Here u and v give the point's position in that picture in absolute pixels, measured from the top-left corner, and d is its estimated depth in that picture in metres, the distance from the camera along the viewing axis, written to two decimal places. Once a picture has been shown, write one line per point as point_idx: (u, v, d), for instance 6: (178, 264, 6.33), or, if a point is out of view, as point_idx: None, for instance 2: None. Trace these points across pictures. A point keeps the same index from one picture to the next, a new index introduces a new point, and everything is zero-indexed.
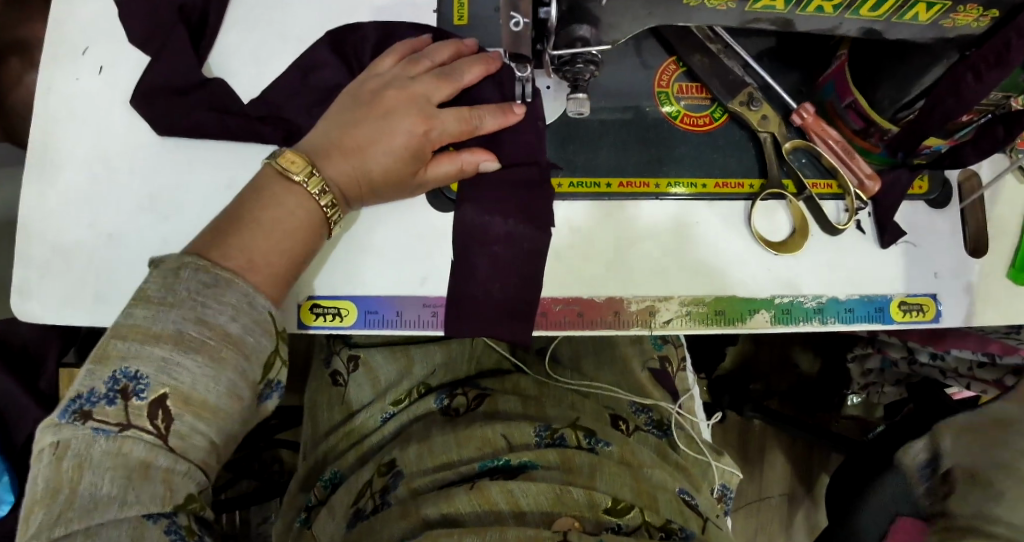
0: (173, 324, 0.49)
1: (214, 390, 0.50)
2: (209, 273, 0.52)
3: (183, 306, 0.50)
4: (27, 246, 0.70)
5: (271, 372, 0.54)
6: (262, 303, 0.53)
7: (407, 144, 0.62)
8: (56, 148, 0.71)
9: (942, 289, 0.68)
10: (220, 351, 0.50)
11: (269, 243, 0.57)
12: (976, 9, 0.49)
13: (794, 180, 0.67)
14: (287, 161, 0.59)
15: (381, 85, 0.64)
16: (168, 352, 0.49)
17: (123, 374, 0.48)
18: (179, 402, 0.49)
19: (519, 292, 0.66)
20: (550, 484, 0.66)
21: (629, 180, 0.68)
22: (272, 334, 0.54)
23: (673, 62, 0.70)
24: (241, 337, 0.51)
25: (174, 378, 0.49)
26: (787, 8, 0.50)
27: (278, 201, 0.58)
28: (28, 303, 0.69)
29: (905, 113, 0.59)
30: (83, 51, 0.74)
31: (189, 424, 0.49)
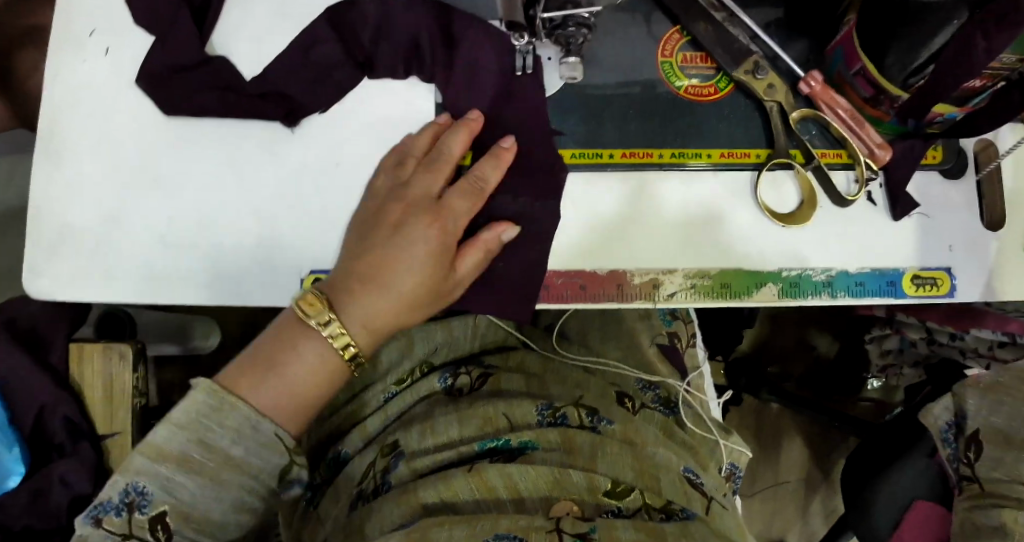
0: (179, 447, 0.56)
1: (220, 507, 0.57)
2: (218, 396, 0.57)
3: (192, 430, 0.56)
4: (36, 225, 0.71)
5: (289, 474, 0.60)
6: (268, 425, 0.58)
7: (430, 251, 0.61)
8: (64, 128, 0.72)
9: (956, 262, 0.66)
10: (219, 473, 0.56)
11: (293, 391, 0.59)
12: None
13: (802, 150, 0.66)
14: (305, 304, 0.59)
15: (378, 205, 0.64)
16: (170, 471, 0.56)
17: (132, 489, 0.55)
18: (178, 518, 0.56)
19: (517, 269, 0.65)
20: (548, 467, 0.66)
21: (633, 151, 0.67)
22: (285, 451, 0.59)
23: (677, 31, 0.69)
24: (245, 459, 0.57)
25: (173, 497, 0.56)
26: None
27: (297, 351, 0.59)
28: (38, 281, 0.70)
29: (915, 78, 0.57)
30: (88, 33, 0.74)
31: (190, 536, 0.56)
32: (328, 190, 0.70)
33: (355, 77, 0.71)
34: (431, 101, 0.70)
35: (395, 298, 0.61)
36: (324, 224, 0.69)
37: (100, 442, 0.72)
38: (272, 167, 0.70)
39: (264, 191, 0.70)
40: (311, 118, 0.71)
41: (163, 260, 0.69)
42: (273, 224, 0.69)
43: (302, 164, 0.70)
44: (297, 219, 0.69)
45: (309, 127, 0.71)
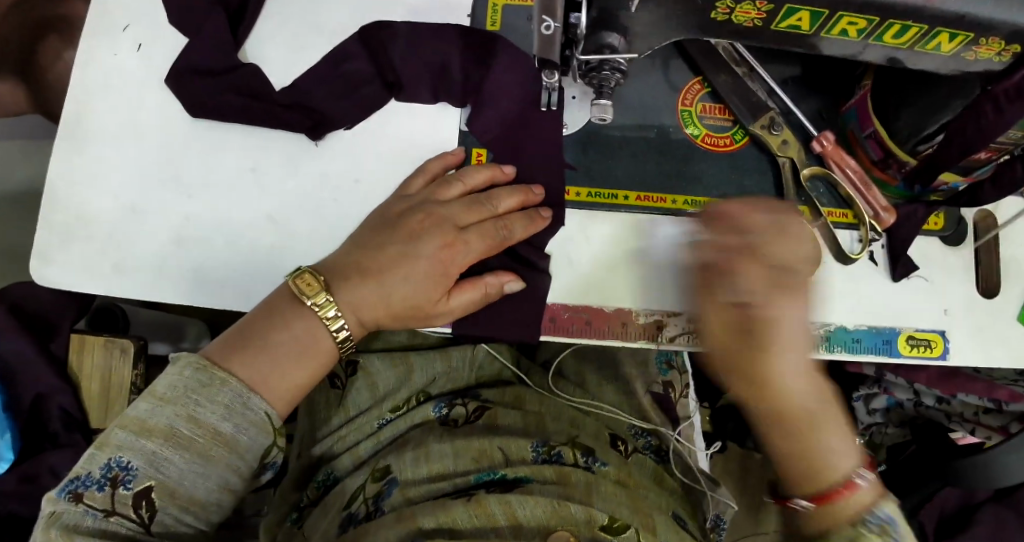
0: (166, 421, 0.52)
1: (205, 486, 0.53)
2: (207, 371, 0.54)
3: (180, 403, 0.52)
4: (50, 212, 0.71)
5: (268, 457, 0.56)
6: (257, 402, 0.55)
7: (433, 272, 0.63)
8: (88, 119, 0.73)
9: (951, 326, 0.68)
10: (208, 449, 0.52)
11: (279, 369, 0.57)
12: (1001, 42, 0.44)
13: (811, 207, 0.68)
14: (302, 282, 0.59)
15: (408, 208, 0.65)
16: (157, 446, 0.51)
17: (116, 462, 0.50)
18: (164, 496, 0.51)
19: (520, 307, 0.66)
20: (546, 498, 0.66)
21: (646, 195, 0.69)
22: (270, 431, 0.55)
23: (698, 82, 0.71)
24: (234, 436, 0.53)
25: (161, 472, 0.51)
26: (813, 30, 0.46)
27: (290, 327, 0.58)
28: (46, 268, 0.70)
29: (925, 145, 0.59)
30: (122, 29, 0.76)
31: (174, 515, 0.52)
32: (346, 205, 0.71)
33: (382, 97, 0.73)
34: (454, 126, 0.72)
35: (386, 300, 0.62)
36: (340, 236, 0.70)
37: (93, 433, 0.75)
38: (293, 176, 0.72)
39: (283, 199, 0.71)
40: (337, 133, 0.72)
41: (177, 256, 0.70)
42: (289, 232, 0.70)
43: (324, 177, 0.72)
44: (313, 229, 0.70)
45: (332, 141, 0.72)
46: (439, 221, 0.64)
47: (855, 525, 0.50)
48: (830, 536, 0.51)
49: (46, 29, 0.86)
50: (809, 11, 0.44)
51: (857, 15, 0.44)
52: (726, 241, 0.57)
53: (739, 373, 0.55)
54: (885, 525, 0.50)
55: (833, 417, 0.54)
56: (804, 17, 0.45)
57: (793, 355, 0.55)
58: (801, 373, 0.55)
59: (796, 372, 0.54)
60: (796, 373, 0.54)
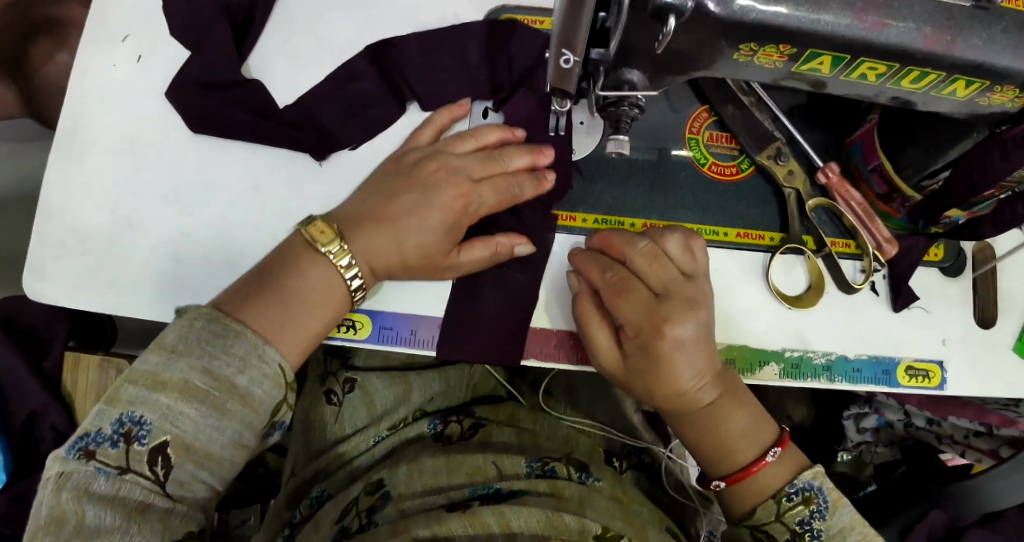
0: (180, 374, 0.51)
1: (219, 441, 0.51)
2: (220, 324, 0.53)
3: (192, 357, 0.52)
4: (44, 225, 0.70)
5: (276, 416, 0.55)
6: (272, 355, 0.54)
7: (444, 224, 0.62)
8: (84, 130, 0.72)
9: (949, 357, 0.69)
10: (223, 402, 0.51)
11: (291, 315, 0.56)
12: (1014, 91, 0.45)
13: (814, 237, 0.69)
14: (316, 230, 0.59)
15: (422, 158, 0.65)
16: (172, 399, 0.50)
17: (129, 418, 0.49)
18: (179, 451, 0.50)
19: (518, 329, 0.67)
20: (542, 509, 0.65)
21: (653, 223, 0.69)
22: (281, 385, 0.55)
23: (705, 110, 0.71)
24: (248, 389, 0.52)
25: (176, 427, 0.50)
26: (832, 72, 0.46)
27: (302, 276, 0.58)
28: (40, 283, 0.69)
29: (929, 182, 0.60)
30: (121, 38, 0.75)
31: (189, 471, 0.51)
32: None
33: (387, 117, 0.72)
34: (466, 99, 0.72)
35: (398, 248, 0.62)
36: None
37: None
38: (296, 195, 0.71)
39: (286, 217, 0.70)
40: (341, 154, 0.72)
41: (175, 273, 0.69)
42: None
43: (327, 196, 0.71)
44: None
45: (336, 162, 0.72)
46: (451, 172, 0.64)
47: (777, 498, 0.60)
48: (756, 511, 0.60)
49: (40, 36, 0.84)
50: (829, 55, 0.44)
51: (876, 60, 0.44)
52: (597, 276, 0.62)
53: (654, 386, 0.61)
54: (808, 493, 0.59)
55: (733, 399, 0.62)
56: (826, 61, 0.45)
57: (690, 352, 0.59)
58: (708, 373, 0.61)
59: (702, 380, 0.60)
60: (693, 376, 0.60)
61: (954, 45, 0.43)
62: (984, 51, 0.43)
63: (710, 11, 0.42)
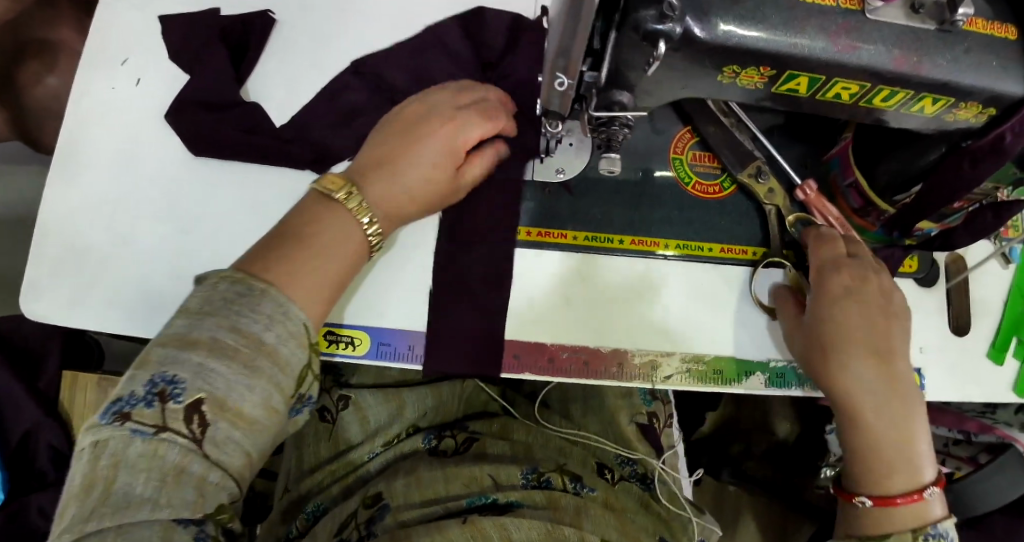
0: (208, 332, 0.48)
1: (251, 401, 0.48)
2: (243, 284, 0.51)
3: (220, 315, 0.49)
4: (41, 246, 0.70)
5: (302, 387, 0.52)
6: (297, 314, 0.52)
7: (444, 151, 0.63)
8: (80, 152, 0.73)
9: (926, 363, 0.71)
10: (253, 360, 0.48)
11: (315, 261, 0.55)
12: (978, 106, 0.49)
13: (795, 251, 0.71)
14: (328, 181, 0.59)
15: (403, 105, 0.66)
16: (203, 358, 0.47)
17: (162, 378, 0.46)
18: (214, 409, 0.47)
19: (511, 343, 0.68)
20: (541, 521, 0.66)
21: (640, 238, 0.71)
22: (306, 346, 0.52)
23: (688, 131, 0.74)
24: (275, 347, 0.49)
25: (210, 385, 0.47)
26: (809, 94, 0.50)
27: (319, 228, 0.57)
28: (36, 303, 0.69)
29: (902, 196, 0.64)
30: (121, 62, 0.76)
31: (225, 431, 0.47)
32: None
33: None
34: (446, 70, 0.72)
35: (405, 187, 0.62)
36: None
37: None
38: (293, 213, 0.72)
39: None
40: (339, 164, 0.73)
41: (171, 292, 0.70)
42: None
43: None
44: None
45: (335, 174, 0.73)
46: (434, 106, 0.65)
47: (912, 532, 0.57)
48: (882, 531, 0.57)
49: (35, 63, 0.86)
50: (807, 77, 0.47)
51: (850, 80, 0.47)
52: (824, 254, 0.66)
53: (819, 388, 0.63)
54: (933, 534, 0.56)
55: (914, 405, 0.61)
56: (803, 82, 0.48)
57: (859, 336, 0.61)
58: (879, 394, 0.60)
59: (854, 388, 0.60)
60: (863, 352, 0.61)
61: (921, 66, 0.46)
62: (950, 69, 0.46)
63: (696, 36, 0.45)
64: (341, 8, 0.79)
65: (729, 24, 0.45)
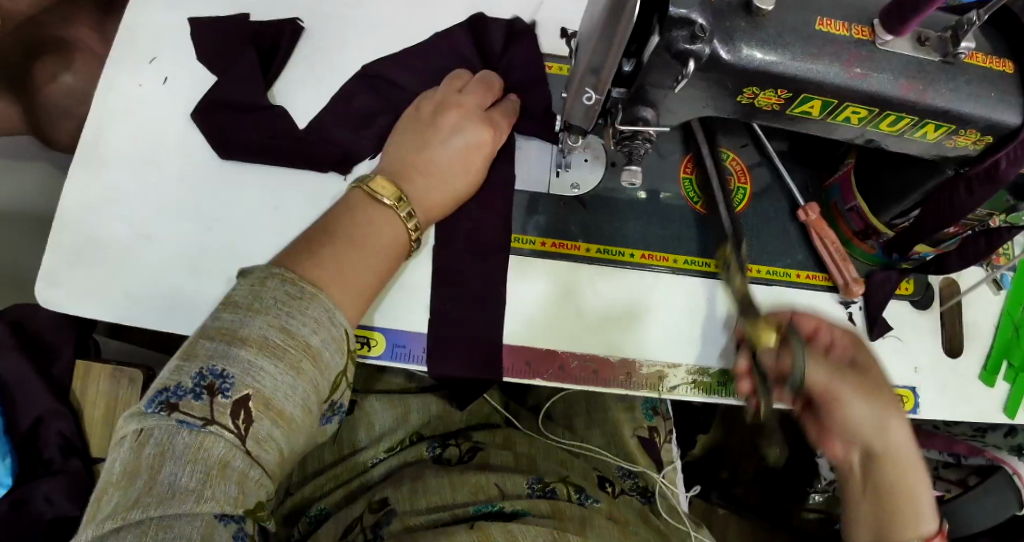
0: (259, 330, 0.50)
1: (293, 400, 0.50)
2: (294, 284, 0.53)
3: (270, 314, 0.51)
4: (59, 237, 0.72)
5: (336, 393, 0.55)
6: (342, 320, 0.54)
7: (481, 153, 0.70)
8: (103, 146, 0.75)
9: (921, 383, 0.74)
10: (298, 360, 0.51)
11: (359, 256, 0.60)
12: (976, 134, 0.52)
13: (797, 269, 0.75)
14: (379, 185, 0.64)
15: (435, 109, 0.71)
16: (253, 355, 0.49)
17: (211, 371, 0.48)
18: (260, 405, 0.49)
19: (523, 349, 0.70)
20: (545, 529, 0.68)
21: (651, 253, 0.74)
22: (344, 352, 0.55)
23: (697, 152, 0.77)
24: (319, 349, 0.52)
25: (257, 382, 0.49)
26: (821, 116, 0.53)
27: (371, 223, 0.62)
28: (52, 291, 0.71)
29: (900, 220, 0.67)
30: (150, 60, 0.79)
31: (267, 428, 0.49)
32: None
33: None
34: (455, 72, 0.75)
35: (449, 190, 0.69)
36: None
37: (90, 461, 0.80)
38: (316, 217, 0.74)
39: None
40: (361, 163, 0.76)
41: (190, 288, 0.71)
42: None
43: None
44: None
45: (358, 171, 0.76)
46: (467, 110, 0.71)
47: None
48: None
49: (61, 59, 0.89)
50: (820, 100, 0.51)
51: (860, 105, 0.51)
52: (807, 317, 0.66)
53: (831, 450, 0.65)
54: None
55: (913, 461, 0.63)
56: (816, 106, 0.52)
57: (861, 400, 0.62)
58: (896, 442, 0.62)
59: (871, 436, 0.62)
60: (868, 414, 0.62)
61: (925, 93, 0.50)
62: (952, 99, 0.50)
63: (722, 57, 0.48)
64: (367, 19, 0.82)
65: (751, 48, 0.48)
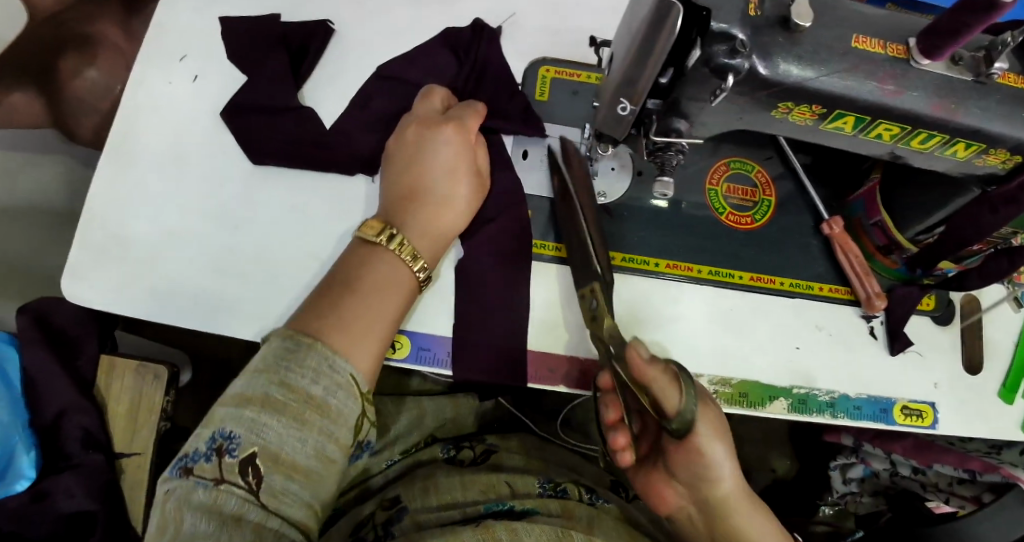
0: (261, 389, 0.53)
1: (304, 452, 0.53)
2: (293, 340, 0.56)
3: (272, 372, 0.54)
4: (87, 230, 0.73)
5: (360, 435, 0.57)
6: (342, 364, 0.56)
7: (461, 159, 0.70)
8: (132, 144, 0.76)
9: (940, 399, 0.74)
10: (303, 412, 0.53)
11: (369, 303, 0.61)
12: (1006, 154, 0.53)
13: (821, 283, 0.76)
14: (368, 228, 0.65)
15: (399, 140, 0.72)
16: (256, 413, 0.52)
17: (220, 433, 0.52)
18: (268, 461, 0.51)
19: (546, 356, 0.71)
20: (551, 526, 0.68)
21: (674, 263, 0.74)
22: (356, 396, 0.56)
23: (723, 164, 0.78)
24: (324, 399, 0.54)
25: (262, 437, 0.52)
26: (853, 132, 0.53)
27: (376, 266, 0.63)
28: (79, 285, 0.72)
29: (925, 235, 0.68)
30: (179, 59, 0.80)
31: (281, 481, 0.52)
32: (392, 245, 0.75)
33: None
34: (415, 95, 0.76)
35: (444, 204, 0.69)
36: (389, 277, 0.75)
37: (114, 455, 0.80)
38: (341, 221, 0.75)
39: (328, 236, 0.74)
40: None
41: (212, 286, 0.72)
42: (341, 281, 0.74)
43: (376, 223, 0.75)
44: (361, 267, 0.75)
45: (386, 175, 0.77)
46: (427, 126, 0.71)
47: None
48: None
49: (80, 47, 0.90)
50: (854, 116, 0.51)
51: (893, 123, 0.51)
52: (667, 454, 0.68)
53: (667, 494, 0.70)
54: None
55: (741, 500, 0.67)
56: (849, 121, 0.52)
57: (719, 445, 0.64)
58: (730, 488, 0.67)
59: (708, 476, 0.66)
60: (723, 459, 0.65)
61: (957, 112, 0.51)
62: (983, 117, 0.51)
63: (760, 72, 0.49)
64: (396, 22, 0.83)
65: (788, 63, 0.49)
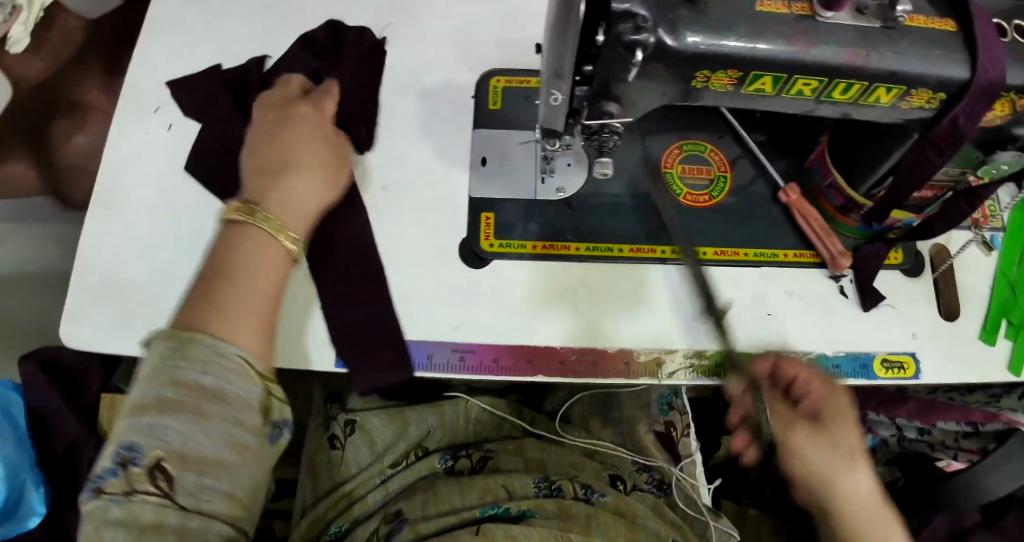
0: (155, 392, 0.51)
1: (212, 444, 0.51)
2: (174, 337, 0.53)
3: (162, 374, 0.52)
4: (80, 277, 0.76)
5: (271, 414, 0.56)
6: (231, 349, 0.54)
7: (311, 129, 0.69)
8: (116, 192, 0.80)
9: (920, 348, 0.75)
10: (200, 406, 0.51)
11: (251, 287, 0.58)
12: (929, 92, 0.55)
13: (789, 251, 0.77)
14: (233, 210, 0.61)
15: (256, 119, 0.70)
16: (153, 418, 0.50)
17: (122, 446, 0.50)
18: (176, 462, 0.50)
19: (524, 349, 0.73)
20: (549, 529, 0.69)
21: (638, 246, 0.76)
22: (253, 378, 0.54)
23: (677, 146, 0.80)
24: (220, 388, 0.52)
25: (166, 440, 0.50)
26: (775, 92, 0.56)
27: (245, 247, 0.60)
28: (75, 329, 0.74)
29: (878, 189, 0.70)
30: (155, 110, 0.84)
31: (194, 479, 0.50)
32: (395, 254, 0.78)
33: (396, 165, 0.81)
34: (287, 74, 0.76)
35: (286, 172, 0.66)
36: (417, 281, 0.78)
37: None
38: None
39: None
40: None
41: None
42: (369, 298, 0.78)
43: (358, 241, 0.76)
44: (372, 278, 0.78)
45: None
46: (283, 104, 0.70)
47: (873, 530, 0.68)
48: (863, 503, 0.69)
49: None
50: (770, 76, 0.54)
51: (810, 77, 0.54)
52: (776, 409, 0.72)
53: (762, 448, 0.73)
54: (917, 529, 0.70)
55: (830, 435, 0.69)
56: (768, 82, 0.55)
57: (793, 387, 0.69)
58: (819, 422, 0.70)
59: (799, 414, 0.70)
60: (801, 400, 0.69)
61: (870, 59, 0.53)
62: (897, 61, 0.53)
63: (669, 45, 0.52)
64: None
65: (696, 35, 0.51)
